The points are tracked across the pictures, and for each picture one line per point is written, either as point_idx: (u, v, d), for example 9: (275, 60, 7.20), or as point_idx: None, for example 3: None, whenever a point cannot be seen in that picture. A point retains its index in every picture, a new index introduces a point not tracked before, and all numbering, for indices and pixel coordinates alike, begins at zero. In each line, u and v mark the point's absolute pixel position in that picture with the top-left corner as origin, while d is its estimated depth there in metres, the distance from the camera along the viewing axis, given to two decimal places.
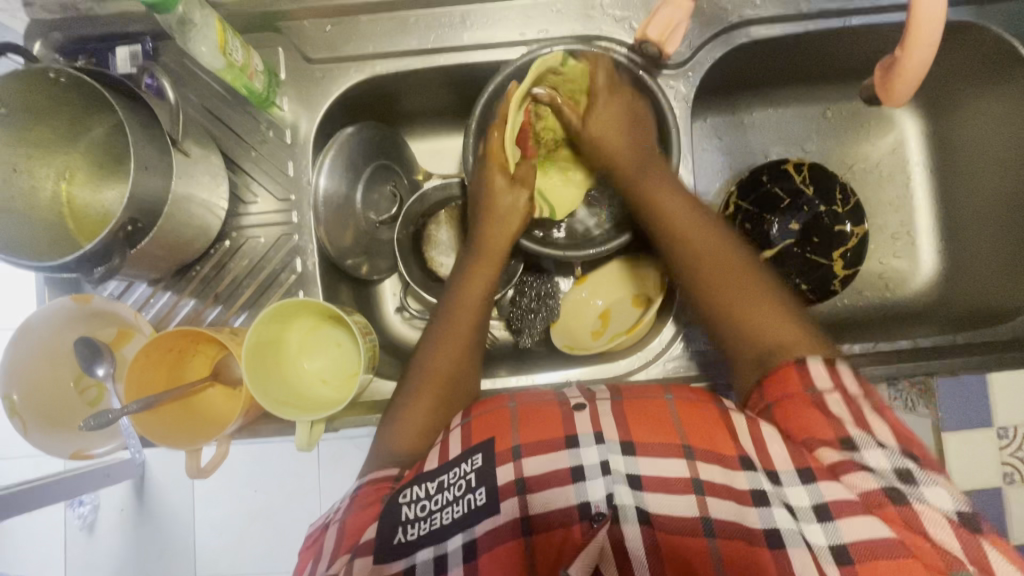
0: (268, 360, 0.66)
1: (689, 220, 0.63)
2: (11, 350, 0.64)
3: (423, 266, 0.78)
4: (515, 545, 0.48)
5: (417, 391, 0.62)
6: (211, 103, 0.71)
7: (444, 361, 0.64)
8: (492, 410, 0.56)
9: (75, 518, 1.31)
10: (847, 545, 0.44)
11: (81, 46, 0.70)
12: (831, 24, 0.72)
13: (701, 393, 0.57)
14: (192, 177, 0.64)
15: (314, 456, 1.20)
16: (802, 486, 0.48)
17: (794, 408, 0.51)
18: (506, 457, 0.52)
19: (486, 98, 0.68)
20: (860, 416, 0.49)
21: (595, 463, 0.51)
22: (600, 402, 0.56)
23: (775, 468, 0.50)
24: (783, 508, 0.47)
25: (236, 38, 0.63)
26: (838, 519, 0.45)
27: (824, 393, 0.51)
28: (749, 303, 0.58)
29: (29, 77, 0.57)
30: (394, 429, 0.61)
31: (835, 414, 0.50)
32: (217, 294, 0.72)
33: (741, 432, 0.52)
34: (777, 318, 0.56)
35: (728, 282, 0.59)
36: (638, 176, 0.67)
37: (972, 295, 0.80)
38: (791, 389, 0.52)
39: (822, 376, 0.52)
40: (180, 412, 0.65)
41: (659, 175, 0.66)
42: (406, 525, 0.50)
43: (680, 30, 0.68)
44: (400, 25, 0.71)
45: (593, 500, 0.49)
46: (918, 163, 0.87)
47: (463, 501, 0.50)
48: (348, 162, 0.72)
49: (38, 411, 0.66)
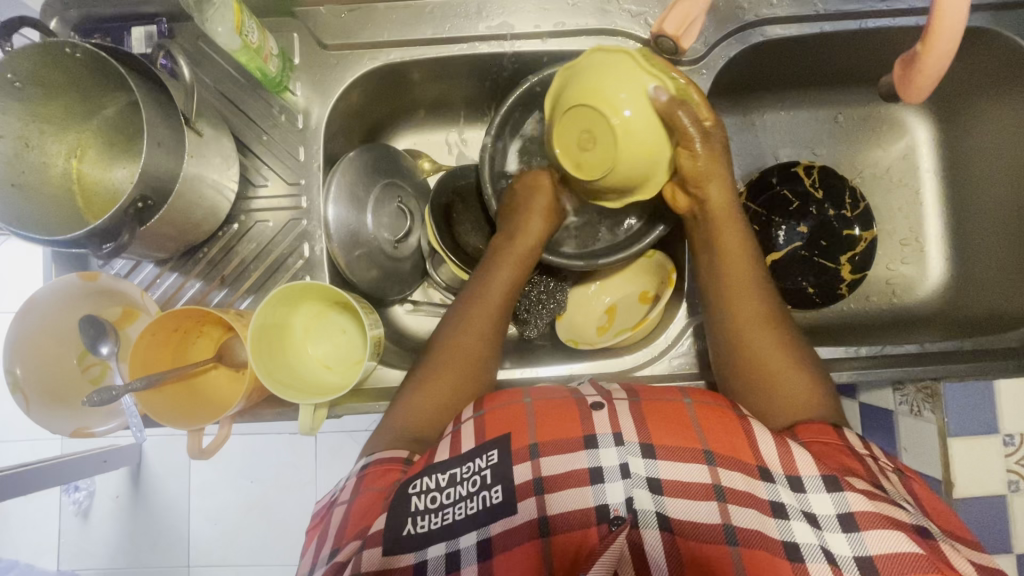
0: (274, 344, 0.66)
1: (748, 293, 0.64)
2: (16, 325, 0.64)
3: (453, 238, 0.76)
4: (531, 546, 0.47)
5: (439, 369, 0.63)
6: (226, 86, 0.71)
7: (464, 341, 0.65)
8: (507, 406, 0.56)
9: (70, 504, 1.30)
10: (873, 558, 0.43)
11: (96, 25, 0.70)
12: (847, 26, 0.72)
13: (720, 399, 0.57)
14: (204, 157, 0.63)
15: (314, 448, 1.20)
16: (826, 495, 0.47)
17: (832, 453, 0.52)
18: (523, 456, 0.51)
19: (520, 94, 0.70)
20: (884, 472, 0.53)
21: (615, 465, 0.50)
22: (617, 402, 0.56)
23: (798, 472, 0.49)
24: (802, 518, 0.46)
25: (253, 20, 0.62)
26: (863, 531, 0.44)
27: (861, 452, 0.53)
28: (790, 378, 0.59)
29: (44, 51, 0.56)
30: (409, 405, 0.61)
31: (870, 465, 0.52)
32: (223, 277, 0.72)
33: (764, 440, 0.51)
34: (802, 384, 0.58)
35: (773, 346, 0.61)
36: (722, 225, 0.66)
37: (982, 302, 0.80)
38: (830, 440, 0.54)
39: (857, 443, 0.54)
40: (182, 393, 0.65)
41: (735, 233, 0.66)
42: (415, 517, 0.50)
43: (697, 25, 0.67)
44: (415, 14, 0.71)
45: (612, 504, 0.48)
46: (929, 170, 0.86)
47: (478, 497, 0.50)
48: (350, 191, 0.72)
49: (41, 386, 0.66)
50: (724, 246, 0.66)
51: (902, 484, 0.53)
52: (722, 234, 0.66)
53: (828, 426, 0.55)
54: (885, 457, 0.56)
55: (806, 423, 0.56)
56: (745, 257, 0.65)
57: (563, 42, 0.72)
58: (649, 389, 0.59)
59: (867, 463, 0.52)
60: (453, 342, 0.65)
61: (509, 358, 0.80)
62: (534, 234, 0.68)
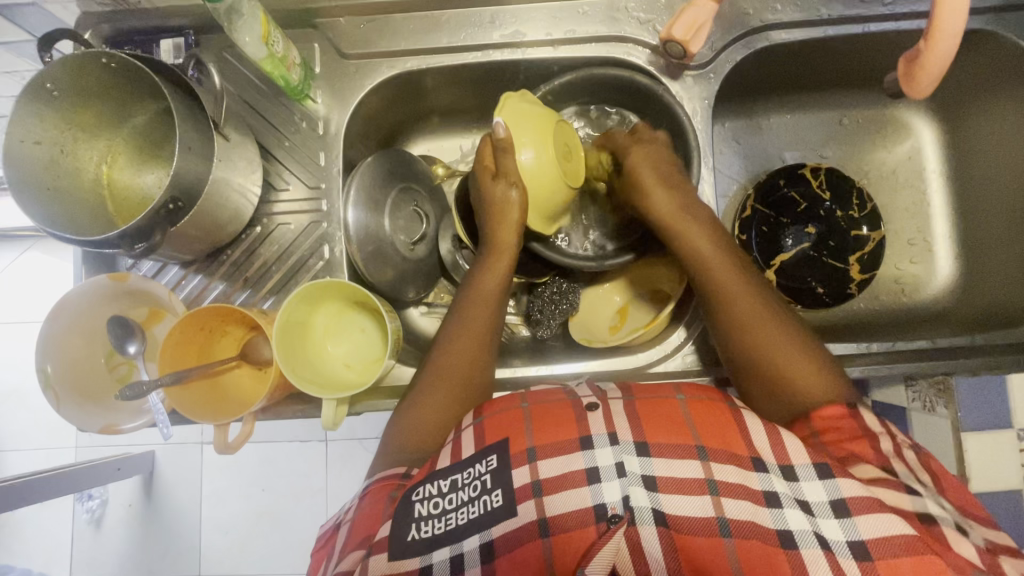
0: (295, 340, 0.68)
1: (732, 283, 0.63)
2: (48, 325, 0.66)
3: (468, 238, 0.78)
4: (533, 547, 0.48)
5: (432, 390, 0.64)
6: (249, 94, 0.74)
7: (456, 358, 0.65)
8: (505, 410, 0.57)
9: (83, 512, 1.32)
10: (865, 542, 0.44)
11: (126, 36, 0.73)
12: (851, 30, 0.73)
13: (711, 392, 0.58)
14: (230, 162, 0.65)
15: (325, 455, 1.21)
16: (818, 481, 0.48)
17: (845, 441, 0.54)
18: (521, 460, 0.52)
19: None
20: (900, 453, 0.53)
21: (610, 464, 0.51)
22: (612, 402, 0.57)
23: (790, 462, 0.50)
24: (796, 506, 0.48)
25: (278, 30, 0.65)
26: (855, 516, 0.46)
27: (876, 434, 0.54)
28: (791, 363, 0.59)
29: (82, 61, 0.59)
30: (407, 427, 0.63)
31: (882, 447, 0.53)
32: (247, 278, 0.74)
33: (755, 431, 0.53)
34: (807, 365, 0.59)
35: (774, 339, 0.60)
36: (675, 225, 0.66)
37: (991, 300, 0.80)
38: (847, 426, 0.55)
39: (874, 422, 0.55)
40: (207, 390, 0.67)
41: (699, 229, 0.66)
42: (419, 522, 0.51)
43: (705, 29, 0.69)
44: (432, 24, 0.74)
45: (609, 501, 0.49)
46: (934, 170, 0.88)
47: (479, 502, 0.51)
48: (368, 194, 0.73)
49: (72, 386, 0.68)
50: (693, 249, 0.65)
51: (920, 466, 0.53)
52: (685, 234, 0.65)
53: (845, 410, 0.56)
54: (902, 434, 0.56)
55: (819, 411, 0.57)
56: (720, 252, 0.65)
57: (575, 49, 0.74)
58: (644, 387, 0.60)
59: (881, 446, 0.53)
60: (449, 357, 0.66)
61: (520, 357, 0.81)
62: (512, 242, 0.68)
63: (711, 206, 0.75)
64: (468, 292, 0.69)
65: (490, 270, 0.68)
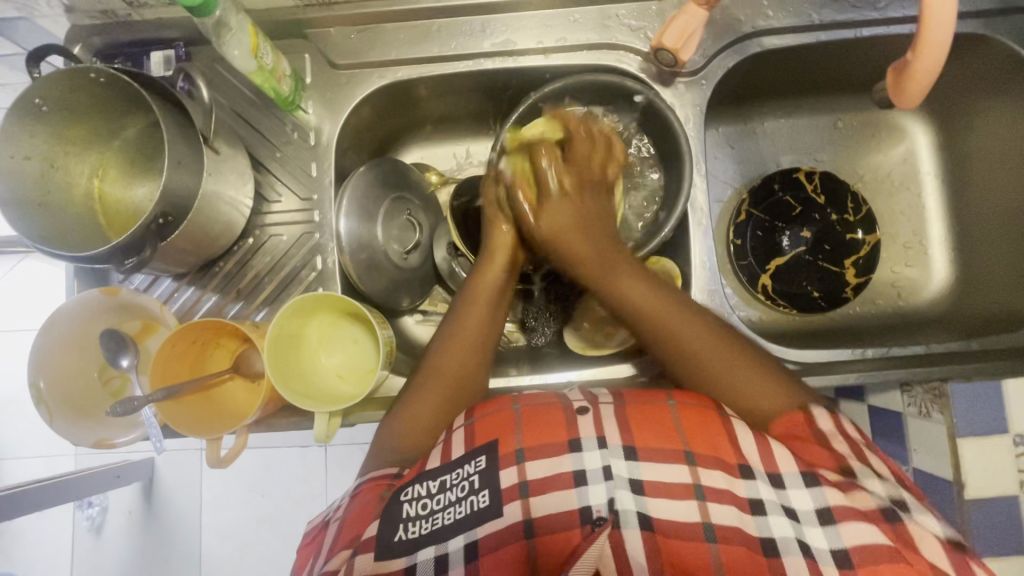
0: (289, 354, 0.68)
1: (666, 320, 0.61)
2: (39, 341, 0.65)
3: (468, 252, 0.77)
4: (517, 547, 0.48)
5: (423, 390, 0.64)
6: (240, 106, 0.74)
7: (452, 360, 0.65)
8: (496, 412, 0.56)
9: (83, 520, 1.32)
10: (847, 550, 0.46)
11: (117, 50, 0.73)
12: (842, 35, 0.73)
13: (703, 399, 0.57)
14: (221, 174, 0.65)
15: (324, 460, 1.21)
16: (806, 490, 0.50)
17: (798, 446, 0.54)
18: (510, 461, 0.52)
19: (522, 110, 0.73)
20: (858, 450, 0.53)
21: (598, 467, 0.51)
22: (602, 406, 0.56)
23: (778, 470, 0.51)
24: (781, 514, 0.49)
25: (267, 43, 0.65)
26: (839, 524, 0.47)
27: (828, 435, 0.54)
28: (739, 386, 0.58)
29: (71, 77, 0.59)
30: (396, 430, 0.62)
31: (839, 449, 0.53)
32: (239, 290, 0.74)
33: (742, 441, 0.53)
34: (754, 385, 0.58)
35: (715, 373, 0.59)
36: (597, 274, 0.64)
37: (988, 304, 0.80)
38: (801, 431, 0.55)
39: (824, 419, 0.55)
40: (201, 403, 0.67)
41: (622, 269, 0.64)
42: (406, 523, 0.50)
43: (696, 37, 0.69)
44: (424, 33, 0.74)
45: (594, 505, 0.49)
46: (929, 172, 0.87)
47: (466, 502, 0.51)
48: (359, 204, 0.73)
49: (63, 401, 0.68)
50: (616, 283, 0.63)
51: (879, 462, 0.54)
52: (612, 280, 0.63)
53: (796, 417, 0.56)
54: (858, 434, 0.56)
55: (780, 422, 0.56)
56: (649, 291, 0.62)
57: (566, 57, 0.74)
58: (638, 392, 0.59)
59: (834, 448, 0.53)
60: (444, 362, 0.65)
61: (516, 364, 0.81)
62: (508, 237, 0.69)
63: (705, 213, 0.74)
64: (465, 294, 0.68)
65: (487, 267, 0.69)
